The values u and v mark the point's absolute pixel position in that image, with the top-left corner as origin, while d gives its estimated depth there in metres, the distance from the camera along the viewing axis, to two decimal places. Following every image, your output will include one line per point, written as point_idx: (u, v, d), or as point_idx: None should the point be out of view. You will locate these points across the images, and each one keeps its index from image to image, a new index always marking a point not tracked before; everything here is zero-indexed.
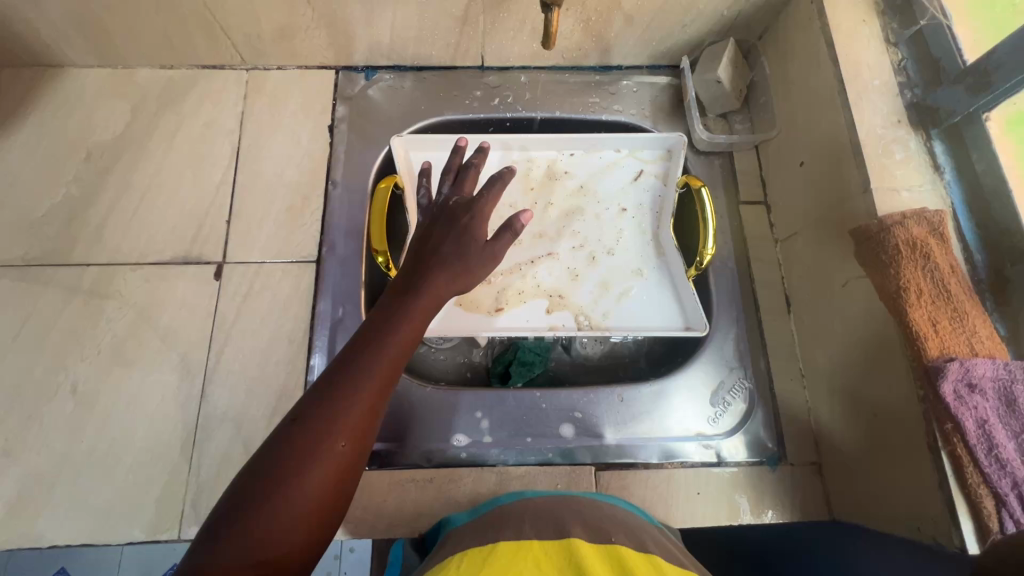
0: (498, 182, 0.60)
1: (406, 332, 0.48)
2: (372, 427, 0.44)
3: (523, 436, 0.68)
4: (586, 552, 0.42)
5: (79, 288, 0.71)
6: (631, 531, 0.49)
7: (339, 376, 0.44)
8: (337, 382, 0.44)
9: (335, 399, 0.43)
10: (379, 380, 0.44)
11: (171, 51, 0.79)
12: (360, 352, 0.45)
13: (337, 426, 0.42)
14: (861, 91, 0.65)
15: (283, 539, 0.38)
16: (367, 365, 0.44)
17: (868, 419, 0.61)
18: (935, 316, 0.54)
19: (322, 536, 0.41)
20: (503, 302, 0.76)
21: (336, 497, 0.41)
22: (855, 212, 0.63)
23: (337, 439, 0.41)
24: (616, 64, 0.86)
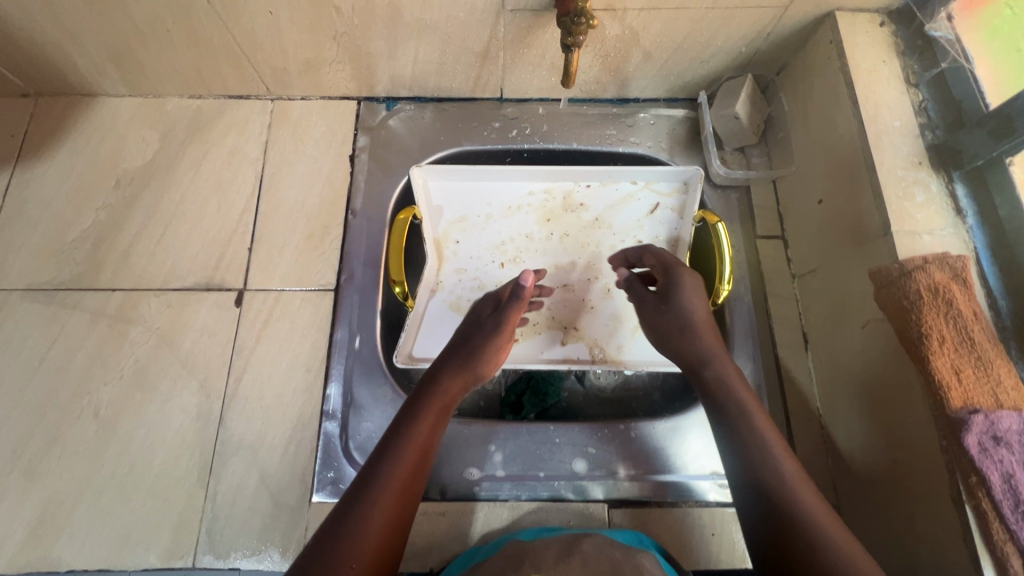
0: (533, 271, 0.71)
1: (427, 430, 0.52)
2: (398, 525, 0.47)
3: (535, 470, 0.68)
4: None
5: (105, 313, 0.73)
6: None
7: (364, 482, 0.48)
8: (363, 487, 0.47)
9: (368, 490, 0.47)
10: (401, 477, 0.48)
11: (200, 83, 0.82)
12: (382, 456, 0.50)
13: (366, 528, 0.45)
14: (880, 132, 0.64)
15: None
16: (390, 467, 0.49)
17: (888, 465, 0.60)
18: (958, 365, 0.53)
19: None
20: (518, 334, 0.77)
21: None
22: (876, 254, 0.62)
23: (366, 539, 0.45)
24: (633, 97, 0.87)
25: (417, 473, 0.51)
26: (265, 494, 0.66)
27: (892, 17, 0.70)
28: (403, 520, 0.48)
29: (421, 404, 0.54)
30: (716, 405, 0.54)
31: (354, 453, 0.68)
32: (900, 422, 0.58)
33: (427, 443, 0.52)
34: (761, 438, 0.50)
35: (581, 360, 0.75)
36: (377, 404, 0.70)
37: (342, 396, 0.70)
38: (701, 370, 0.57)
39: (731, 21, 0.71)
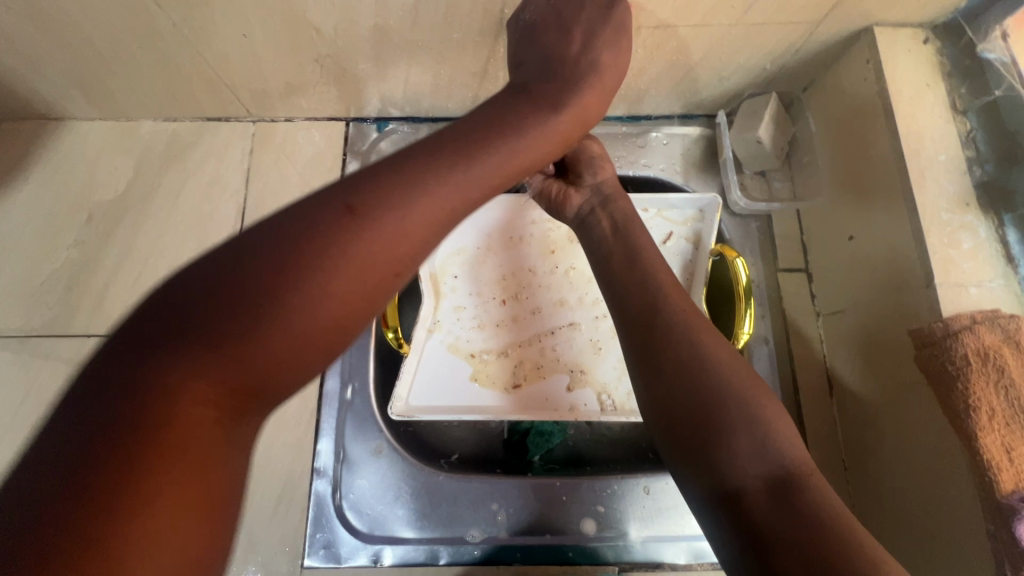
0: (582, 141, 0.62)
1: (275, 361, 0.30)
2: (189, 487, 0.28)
3: (541, 530, 0.64)
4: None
5: (79, 362, 0.69)
6: None
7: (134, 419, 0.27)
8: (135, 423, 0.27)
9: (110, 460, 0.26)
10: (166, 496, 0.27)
11: (174, 106, 0.75)
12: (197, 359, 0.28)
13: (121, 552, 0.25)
14: (922, 168, 0.58)
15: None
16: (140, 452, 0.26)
17: (923, 538, 0.55)
18: (1010, 442, 0.48)
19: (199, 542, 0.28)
20: (521, 379, 0.72)
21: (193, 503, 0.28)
22: (915, 306, 0.56)
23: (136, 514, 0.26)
24: (644, 114, 0.80)
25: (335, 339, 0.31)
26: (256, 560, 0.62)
27: (936, 31, 0.63)
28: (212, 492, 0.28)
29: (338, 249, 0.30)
30: (642, 327, 0.50)
31: (348, 513, 0.64)
32: (940, 494, 0.53)
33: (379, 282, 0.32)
34: (698, 345, 0.47)
35: (589, 409, 0.70)
36: (371, 460, 0.66)
37: (333, 452, 0.66)
38: (637, 264, 0.55)
39: (756, 37, 0.64)
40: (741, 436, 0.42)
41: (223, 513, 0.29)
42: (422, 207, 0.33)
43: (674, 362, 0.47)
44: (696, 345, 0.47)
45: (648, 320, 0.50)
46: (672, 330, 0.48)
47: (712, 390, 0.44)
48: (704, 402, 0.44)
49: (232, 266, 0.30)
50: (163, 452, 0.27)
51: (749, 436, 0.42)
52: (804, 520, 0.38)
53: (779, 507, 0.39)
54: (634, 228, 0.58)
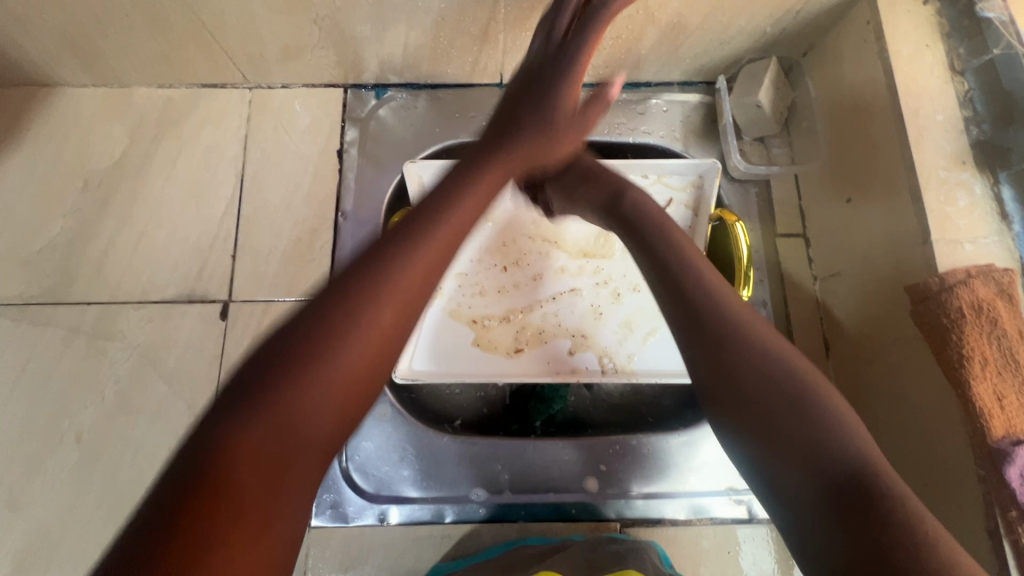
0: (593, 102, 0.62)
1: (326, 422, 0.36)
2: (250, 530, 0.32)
3: (544, 489, 0.65)
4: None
5: (81, 329, 0.68)
6: None
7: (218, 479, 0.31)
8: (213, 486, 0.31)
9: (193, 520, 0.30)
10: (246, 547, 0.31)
11: (169, 71, 0.74)
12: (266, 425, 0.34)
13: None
14: (921, 127, 0.58)
15: None
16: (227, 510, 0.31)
17: (915, 486, 0.58)
18: (1002, 390, 0.49)
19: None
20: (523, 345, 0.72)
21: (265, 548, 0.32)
22: (912, 263, 0.58)
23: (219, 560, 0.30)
24: (645, 81, 0.80)
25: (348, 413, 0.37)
26: None
27: None
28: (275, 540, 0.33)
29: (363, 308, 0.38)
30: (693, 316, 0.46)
31: (354, 474, 0.65)
32: (934, 443, 0.55)
33: (370, 367, 0.38)
34: (740, 331, 0.44)
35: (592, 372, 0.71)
36: (376, 422, 0.67)
37: None
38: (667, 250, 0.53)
39: None
40: (809, 429, 0.38)
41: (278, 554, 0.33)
42: (413, 275, 0.40)
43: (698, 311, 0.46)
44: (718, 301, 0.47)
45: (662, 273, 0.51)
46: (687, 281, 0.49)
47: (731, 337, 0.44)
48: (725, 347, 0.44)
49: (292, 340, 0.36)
50: (234, 509, 0.31)
51: (764, 379, 0.41)
52: (831, 464, 0.36)
53: (794, 449, 0.38)
54: (652, 222, 0.57)
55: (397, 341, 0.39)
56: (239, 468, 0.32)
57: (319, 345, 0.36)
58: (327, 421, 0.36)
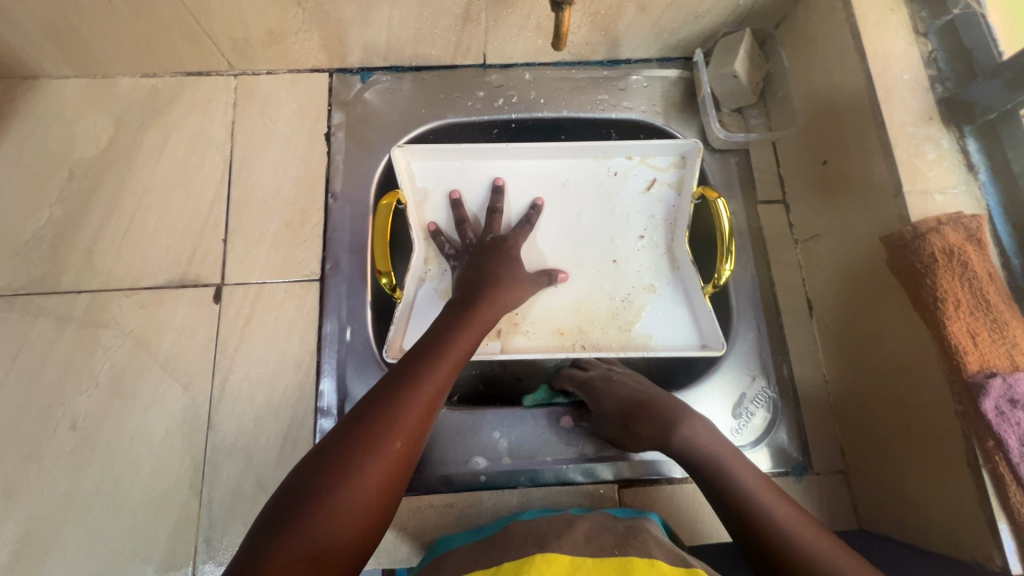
0: (496, 193, 0.75)
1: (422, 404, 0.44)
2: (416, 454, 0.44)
3: (542, 455, 0.67)
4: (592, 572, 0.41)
5: (72, 317, 0.68)
6: (643, 540, 0.47)
7: (354, 426, 0.42)
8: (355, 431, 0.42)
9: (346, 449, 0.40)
10: (380, 477, 0.40)
11: (153, 59, 0.74)
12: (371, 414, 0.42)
13: (341, 512, 0.38)
14: (889, 86, 0.61)
15: (341, 533, 0.38)
16: (361, 451, 0.40)
17: (898, 428, 0.60)
18: (974, 328, 0.52)
19: (379, 518, 0.41)
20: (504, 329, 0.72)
21: (389, 491, 0.41)
22: (886, 216, 0.60)
23: (361, 480, 0.40)
24: (624, 58, 0.82)
25: (379, 513, 0.41)
26: (263, 498, 0.63)
27: None
28: (400, 480, 0.42)
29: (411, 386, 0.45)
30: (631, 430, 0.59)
31: None
32: (915, 386, 0.57)
33: (399, 472, 0.42)
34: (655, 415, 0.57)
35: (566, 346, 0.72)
36: None
37: (336, 392, 0.67)
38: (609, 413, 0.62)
39: None
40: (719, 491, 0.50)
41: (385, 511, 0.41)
42: (444, 371, 0.47)
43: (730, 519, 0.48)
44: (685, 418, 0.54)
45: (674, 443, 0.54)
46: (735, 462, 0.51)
47: (799, 567, 0.42)
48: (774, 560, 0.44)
49: (336, 451, 0.40)
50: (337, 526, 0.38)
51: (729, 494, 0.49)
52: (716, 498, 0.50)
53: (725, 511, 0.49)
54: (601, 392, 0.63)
55: (414, 454, 0.44)
56: (339, 485, 0.39)
57: (385, 400, 0.43)
58: (368, 504, 0.40)
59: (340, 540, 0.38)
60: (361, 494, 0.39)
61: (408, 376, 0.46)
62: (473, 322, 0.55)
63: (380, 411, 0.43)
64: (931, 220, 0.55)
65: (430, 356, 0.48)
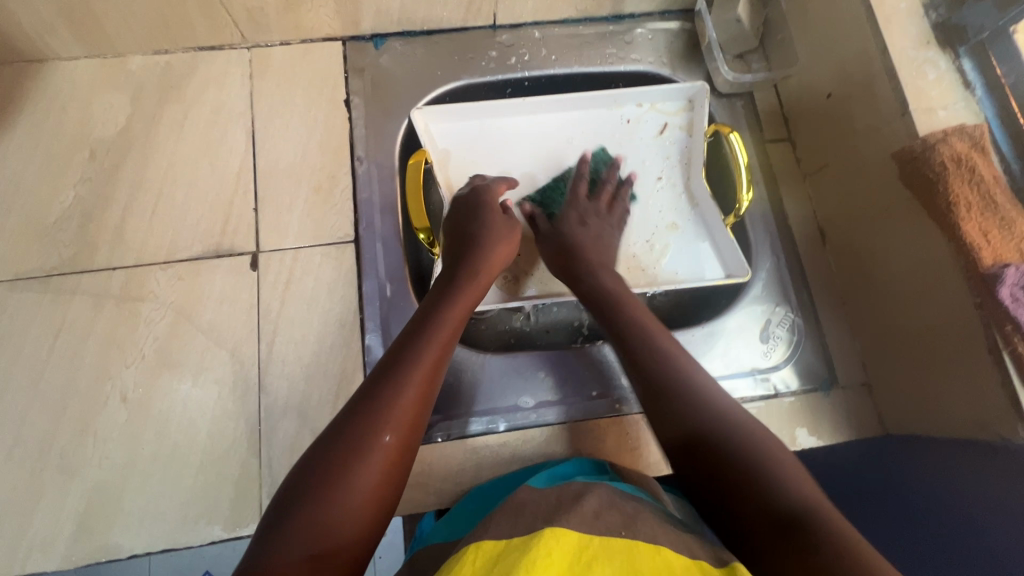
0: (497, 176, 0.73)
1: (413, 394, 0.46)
2: (411, 442, 0.46)
3: (585, 389, 0.70)
4: (602, 560, 0.37)
5: (109, 293, 0.68)
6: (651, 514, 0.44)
7: (344, 426, 0.44)
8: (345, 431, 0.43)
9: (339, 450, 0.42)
10: (379, 472, 0.42)
11: (166, 34, 0.74)
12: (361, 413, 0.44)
13: (340, 509, 0.40)
14: (887, 15, 0.65)
15: (344, 530, 0.40)
16: (357, 450, 0.42)
17: (916, 329, 0.65)
18: (986, 227, 0.56)
19: (384, 508, 0.43)
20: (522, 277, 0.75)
21: (388, 484, 0.43)
22: (894, 135, 0.64)
23: (359, 475, 0.41)
24: (628, 12, 0.85)
25: (383, 496, 0.43)
26: None
27: None
28: (400, 470, 0.44)
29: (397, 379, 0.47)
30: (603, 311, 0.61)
31: None
32: (931, 289, 0.62)
33: (397, 457, 0.44)
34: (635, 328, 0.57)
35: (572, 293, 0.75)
36: None
37: (382, 343, 0.69)
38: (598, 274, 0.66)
39: None
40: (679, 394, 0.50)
41: (387, 502, 0.43)
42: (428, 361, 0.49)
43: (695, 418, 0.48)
44: (655, 339, 0.56)
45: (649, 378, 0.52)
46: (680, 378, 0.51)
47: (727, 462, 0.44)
48: (742, 467, 0.43)
49: (327, 455, 0.42)
50: (338, 526, 0.39)
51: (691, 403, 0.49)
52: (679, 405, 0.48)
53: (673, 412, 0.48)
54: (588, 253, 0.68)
55: (410, 444, 0.45)
56: (336, 484, 0.41)
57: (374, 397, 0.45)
58: (370, 496, 0.41)
59: (345, 537, 0.39)
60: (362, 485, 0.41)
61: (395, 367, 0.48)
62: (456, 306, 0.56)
63: (372, 407, 0.45)
64: (941, 134, 0.59)
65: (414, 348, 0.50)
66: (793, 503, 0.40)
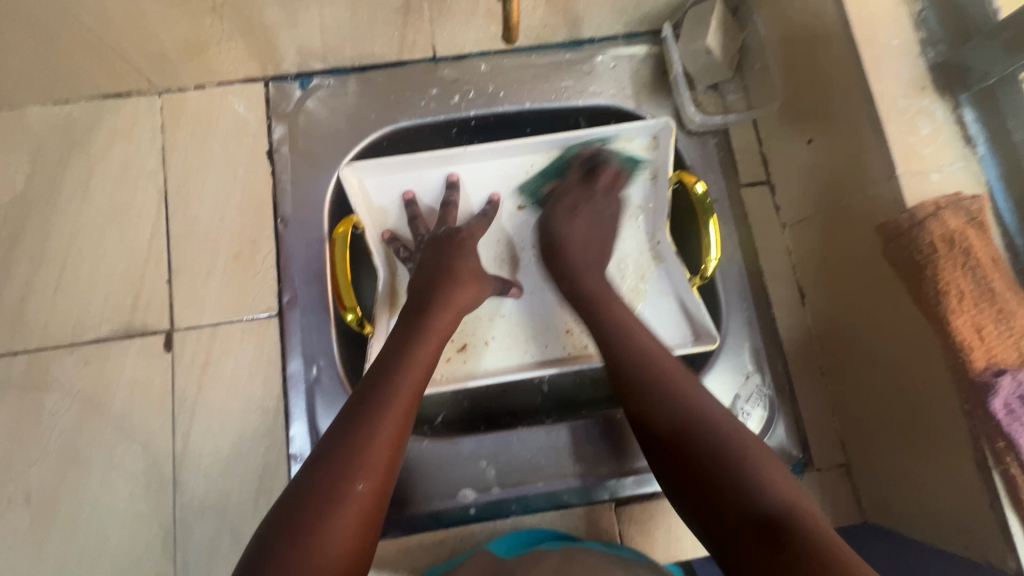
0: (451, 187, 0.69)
1: (386, 433, 0.44)
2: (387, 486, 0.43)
3: (534, 480, 0.64)
4: None
5: (10, 382, 0.62)
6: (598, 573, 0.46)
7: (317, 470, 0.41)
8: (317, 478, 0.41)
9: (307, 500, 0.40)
10: (352, 520, 0.40)
11: (62, 84, 0.66)
12: (333, 458, 0.41)
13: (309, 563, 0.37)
14: (876, 56, 0.55)
15: None
16: (329, 499, 0.39)
17: (900, 420, 0.57)
18: (980, 320, 0.48)
19: (361, 557, 0.40)
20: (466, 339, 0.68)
21: (364, 534, 0.40)
22: (879, 199, 0.55)
23: (333, 524, 0.39)
24: (587, 37, 0.75)
25: (365, 541, 0.40)
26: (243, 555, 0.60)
27: None
28: (376, 517, 0.41)
29: (366, 418, 0.44)
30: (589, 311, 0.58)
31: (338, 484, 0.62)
32: (919, 380, 0.54)
33: (373, 508, 0.41)
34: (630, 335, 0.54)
35: (530, 363, 0.68)
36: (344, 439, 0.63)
37: (308, 436, 0.63)
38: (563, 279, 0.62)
39: None
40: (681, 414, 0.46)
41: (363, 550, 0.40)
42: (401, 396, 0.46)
43: (696, 444, 0.44)
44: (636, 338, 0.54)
45: (654, 404, 0.48)
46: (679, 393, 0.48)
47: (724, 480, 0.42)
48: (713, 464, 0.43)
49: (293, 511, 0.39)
50: None
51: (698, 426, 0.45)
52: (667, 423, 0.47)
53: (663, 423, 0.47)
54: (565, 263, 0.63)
55: (384, 489, 0.43)
56: (304, 541, 0.38)
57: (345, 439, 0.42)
58: (344, 550, 0.39)
59: None
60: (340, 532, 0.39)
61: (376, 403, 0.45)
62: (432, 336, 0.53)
63: (342, 453, 0.42)
64: (932, 206, 0.50)
65: (385, 383, 0.47)
66: (774, 502, 0.40)
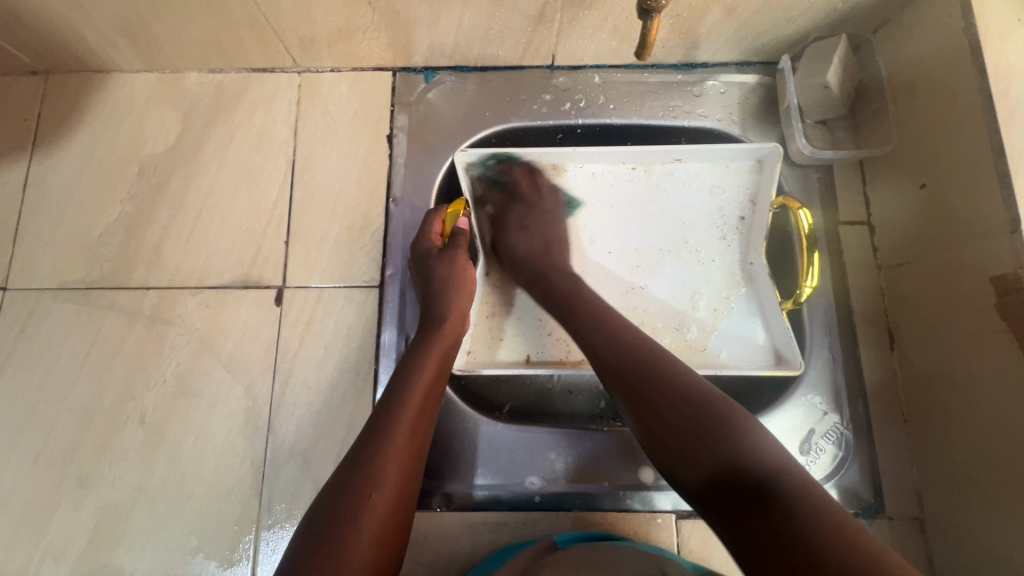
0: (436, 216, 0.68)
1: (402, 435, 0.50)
2: (410, 474, 0.50)
3: (601, 479, 0.66)
4: None
5: (140, 313, 0.70)
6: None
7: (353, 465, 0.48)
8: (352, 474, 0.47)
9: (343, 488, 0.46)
10: (383, 504, 0.46)
11: (220, 55, 0.74)
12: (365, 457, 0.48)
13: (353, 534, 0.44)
14: (1011, 110, 0.55)
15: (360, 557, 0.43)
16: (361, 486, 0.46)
17: (991, 478, 0.56)
18: None
19: (395, 532, 0.47)
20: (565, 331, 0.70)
21: (395, 514, 0.47)
22: (997, 251, 0.55)
23: (367, 496, 0.46)
24: (701, 61, 0.77)
25: (397, 521, 0.47)
26: None
27: None
28: (405, 499, 0.48)
29: (385, 422, 0.51)
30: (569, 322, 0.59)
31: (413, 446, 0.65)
32: (1015, 437, 0.53)
33: (399, 493, 0.48)
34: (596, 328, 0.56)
35: None
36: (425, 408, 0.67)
37: None
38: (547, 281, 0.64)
39: None
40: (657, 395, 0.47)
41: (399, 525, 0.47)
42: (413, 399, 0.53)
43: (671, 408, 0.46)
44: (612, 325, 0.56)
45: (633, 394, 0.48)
46: (719, 402, 0.45)
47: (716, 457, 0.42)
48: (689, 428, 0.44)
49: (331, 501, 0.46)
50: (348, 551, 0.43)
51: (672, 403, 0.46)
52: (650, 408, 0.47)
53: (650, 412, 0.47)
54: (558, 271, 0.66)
55: (409, 480, 0.49)
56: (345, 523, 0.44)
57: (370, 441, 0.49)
58: (378, 527, 0.45)
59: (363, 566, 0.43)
60: (366, 531, 0.44)
61: (381, 437, 0.50)
62: (431, 357, 0.57)
63: (372, 456, 0.48)
64: None
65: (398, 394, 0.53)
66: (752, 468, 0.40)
